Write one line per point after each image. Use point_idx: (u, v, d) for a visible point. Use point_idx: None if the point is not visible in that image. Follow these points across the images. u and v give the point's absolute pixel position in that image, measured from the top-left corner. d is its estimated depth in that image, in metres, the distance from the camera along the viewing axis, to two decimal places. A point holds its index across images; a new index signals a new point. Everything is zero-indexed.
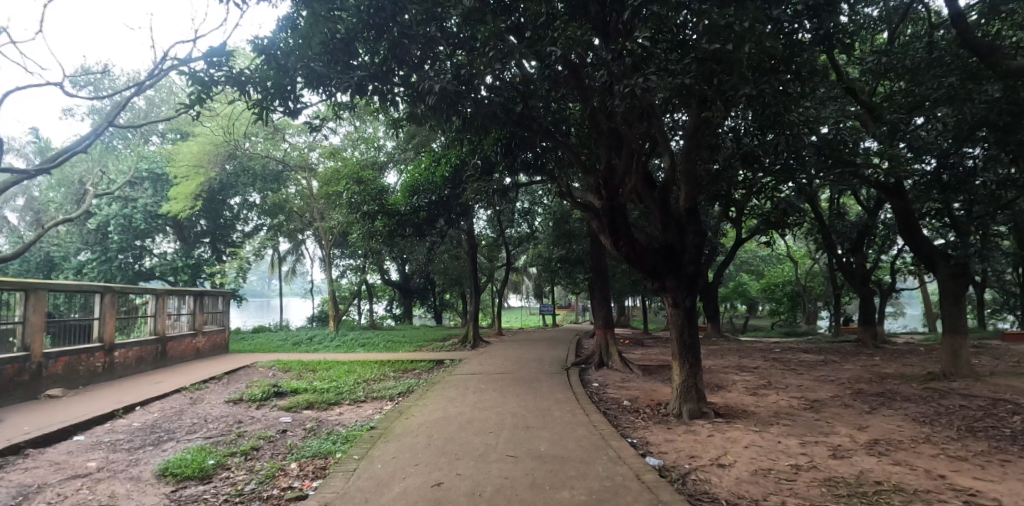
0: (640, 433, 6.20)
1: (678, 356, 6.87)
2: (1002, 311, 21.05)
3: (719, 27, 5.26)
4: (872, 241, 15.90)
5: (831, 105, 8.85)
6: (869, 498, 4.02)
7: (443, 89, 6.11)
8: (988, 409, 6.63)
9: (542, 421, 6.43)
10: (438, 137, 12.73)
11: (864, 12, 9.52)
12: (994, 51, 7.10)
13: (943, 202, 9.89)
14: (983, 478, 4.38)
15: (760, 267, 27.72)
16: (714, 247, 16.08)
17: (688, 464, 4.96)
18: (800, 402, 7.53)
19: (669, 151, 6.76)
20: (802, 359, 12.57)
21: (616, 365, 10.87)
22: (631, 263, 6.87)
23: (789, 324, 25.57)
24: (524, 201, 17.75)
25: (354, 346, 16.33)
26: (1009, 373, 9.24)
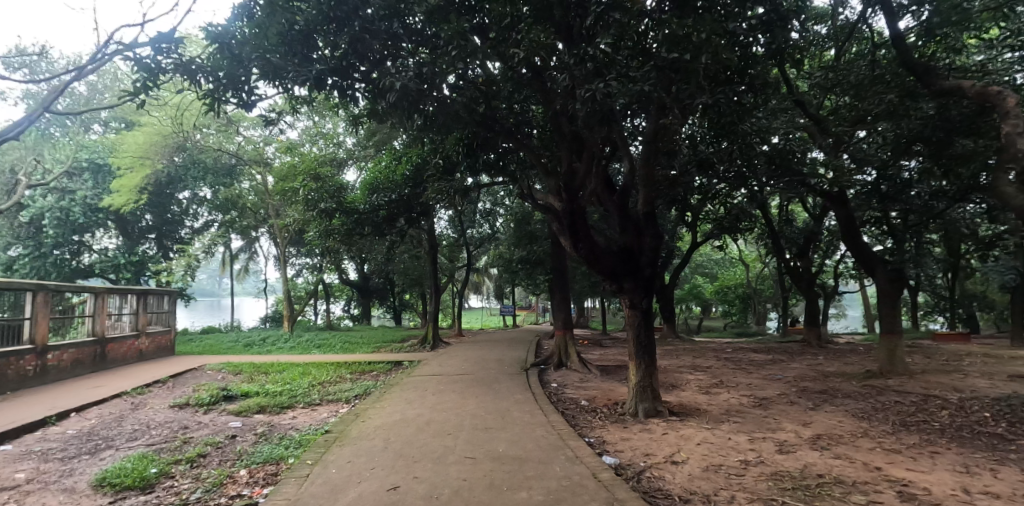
0: (597, 432, 6.27)
1: (635, 356, 6.97)
2: (933, 313, 22.39)
3: (678, 36, 5.44)
4: (818, 246, 16.68)
5: (782, 116, 9.23)
6: (812, 490, 4.20)
7: (404, 85, 5.99)
8: (920, 405, 7.04)
9: (500, 422, 6.42)
10: (399, 135, 12.62)
11: (813, 29, 10.02)
12: (928, 70, 7.77)
13: (881, 212, 10.45)
14: (914, 469, 4.65)
15: (714, 270, 28.63)
16: (670, 250, 16.44)
17: (644, 462, 5.06)
18: (749, 400, 7.79)
19: (628, 155, 6.87)
20: (752, 358, 13.05)
21: (575, 365, 11.00)
22: (589, 265, 6.90)
23: (741, 325, 26.45)
24: (486, 201, 17.77)
25: (310, 348, 15.93)
26: (939, 371, 9.85)
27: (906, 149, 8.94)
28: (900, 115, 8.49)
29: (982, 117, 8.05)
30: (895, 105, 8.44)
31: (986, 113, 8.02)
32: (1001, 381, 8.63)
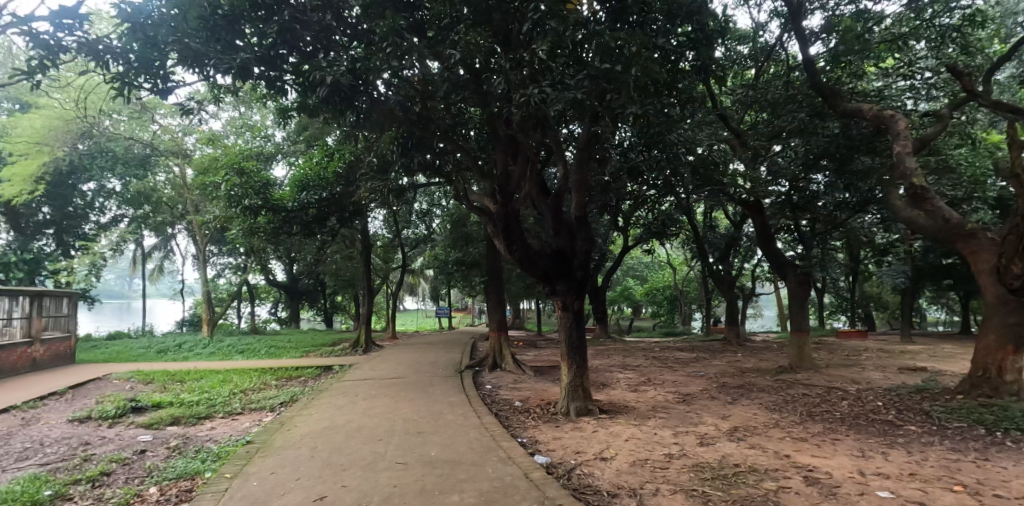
0: (530, 432, 6.32)
1: (567, 357, 7.09)
2: (837, 312, 24.40)
3: (611, 48, 5.67)
4: (738, 251, 17.77)
5: (707, 129, 9.72)
6: (729, 479, 4.45)
7: (336, 81, 5.81)
8: (824, 396, 7.66)
9: (433, 425, 6.34)
10: (333, 130, 12.23)
11: (735, 48, 10.68)
12: (834, 93, 8.46)
13: (793, 220, 11.24)
14: (818, 455, 5.04)
15: (644, 272, 29.77)
16: (603, 253, 16.90)
17: (574, 460, 5.16)
18: (674, 396, 8.14)
19: (562, 160, 7.01)
20: (677, 356, 13.66)
21: (509, 366, 11.08)
22: (522, 267, 6.94)
23: (668, 325, 27.62)
24: (423, 202, 17.59)
25: (231, 353, 15.06)
26: (842, 365, 10.72)
27: (814, 163, 9.68)
28: (809, 131, 9.38)
29: (878, 136, 9.13)
30: (806, 121, 9.26)
31: (881, 134, 9.13)
32: (892, 373, 9.52)
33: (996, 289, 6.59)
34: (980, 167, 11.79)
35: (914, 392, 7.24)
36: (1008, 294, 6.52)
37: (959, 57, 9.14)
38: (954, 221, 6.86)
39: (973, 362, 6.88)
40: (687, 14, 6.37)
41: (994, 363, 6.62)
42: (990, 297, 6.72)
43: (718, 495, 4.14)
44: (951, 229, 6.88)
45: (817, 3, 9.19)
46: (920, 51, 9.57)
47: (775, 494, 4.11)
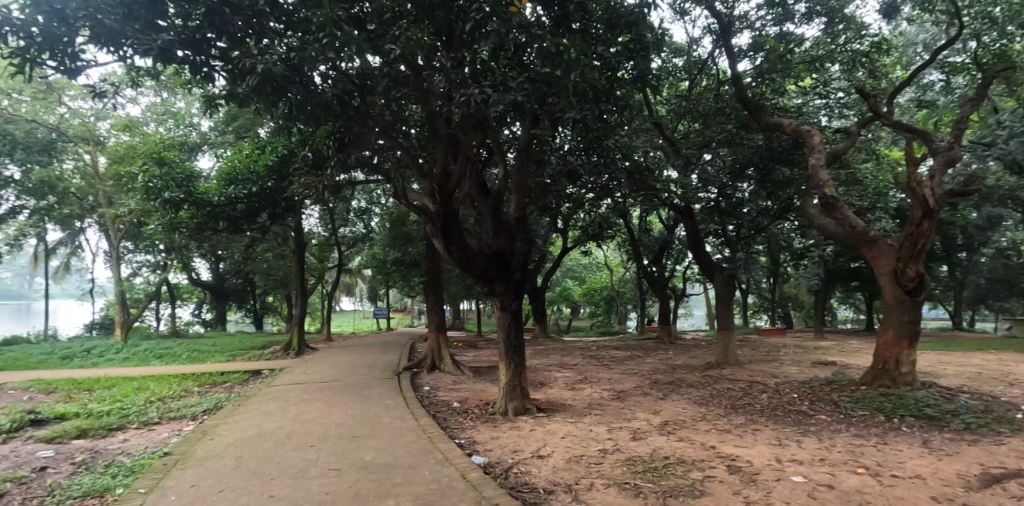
0: (468, 433, 6.30)
1: (505, 357, 7.11)
2: (760, 312, 25.93)
3: (552, 53, 5.79)
4: (671, 253, 18.53)
5: (643, 136, 10.09)
6: (659, 471, 4.61)
7: (268, 69, 5.53)
8: (747, 389, 8.10)
9: (368, 429, 6.19)
10: (265, 122, 11.73)
11: (670, 60, 11.18)
12: (758, 107, 9.01)
13: (720, 225, 11.85)
14: (741, 445, 5.33)
15: (582, 273, 30.42)
16: (542, 254, 17.12)
17: (512, 459, 5.18)
18: (609, 394, 8.36)
19: (502, 161, 7.02)
20: (613, 354, 14.03)
21: (448, 367, 10.99)
22: (461, 268, 6.84)
23: (605, 325, 28.35)
24: (361, 199, 17.19)
25: (149, 358, 14.05)
26: (763, 360, 11.39)
27: (740, 172, 10.25)
28: (737, 143, 10.01)
29: (795, 149, 9.84)
30: (733, 133, 10.02)
31: (799, 147, 9.88)
32: (807, 367, 10.22)
33: (894, 291, 7.21)
34: (884, 180, 12.90)
35: (825, 384, 7.82)
36: (906, 294, 7.13)
37: (867, 81, 9.98)
38: (859, 228, 7.46)
39: (875, 356, 7.48)
40: (625, 24, 6.72)
41: (892, 356, 7.23)
42: (889, 297, 7.31)
43: (650, 487, 4.28)
44: (856, 235, 7.48)
45: (744, 23, 9.77)
46: (834, 73, 10.37)
47: (702, 483, 4.30)
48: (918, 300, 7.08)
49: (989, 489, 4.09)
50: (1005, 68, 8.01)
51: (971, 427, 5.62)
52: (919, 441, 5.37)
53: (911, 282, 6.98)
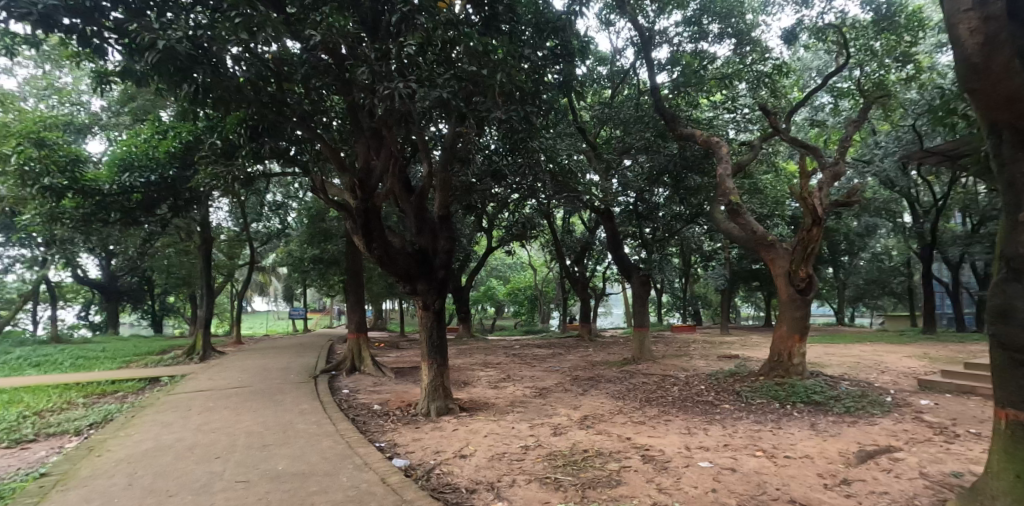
0: (389, 435, 6.15)
1: (427, 357, 7.00)
2: (673, 309, 27.38)
3: (478, 52, 5.80)
4: (592, 254, 19.18)
5: (567, 139, 10.34)
6: (578, 464, 4.75)
7: (170, 47, 5.17)
8: (660, 383, 8.52)
9: (281, 437, 5.89)
10: (168, 105, 10.84)
11: (594, 69, 11.60)
12: (674, 118, 9.52)
13: (638, 228, 12.39)
14: (655, 436, 5.60)
15: (507, 273, 30.66)
16: (466, 253, 17.06)
17: (434, 460, 5.12)
18: (531, 391, 8.48)
19: (426, 158, 6.89)
20: (535, 353, 14.26)
21: (368, 369, 10.68)
22: (382, 266, 6.63)
23: (528, 324, 28.77)
24: (276, 193, 16.35)
25: (23, 367, 12.53)
26: (675, 355, 12.02)
27: (656, 179, 10.77)
28: (653, 150, 10.55)
29: (706, 159, 10.43)
30: (650, 141, 10.55)
31: (708, 157, 10.43)
32: (714, 361, 10.92)
33: (788, 290, 7.86)
34: (781, 190, 14.05)
35: (729, 376, 8.39)
36: (797, 293, 7.81)
37: (769, 99, 10.82)
38: (759, 233, 8.06)
39: (772, 349, 8.10)
40: (552, 29, 6.87)
41: (786, 349, 7.87)
42: (784, 296, 7.96)
43: (569, 480, 4.39)
44: (757, 240, 8.10)
45: (662, 38, 10.29)
46: (741, 90, 11.18)
47: (618, 474, 4.47)
48: (808, 298, 7.78)
49: (864, 464, 4.58)
50: (881, 95, 8.99)
51: (851, 411, 6.28)
52: (808, 424, 5.91)
53: (802, 282, 7.70)
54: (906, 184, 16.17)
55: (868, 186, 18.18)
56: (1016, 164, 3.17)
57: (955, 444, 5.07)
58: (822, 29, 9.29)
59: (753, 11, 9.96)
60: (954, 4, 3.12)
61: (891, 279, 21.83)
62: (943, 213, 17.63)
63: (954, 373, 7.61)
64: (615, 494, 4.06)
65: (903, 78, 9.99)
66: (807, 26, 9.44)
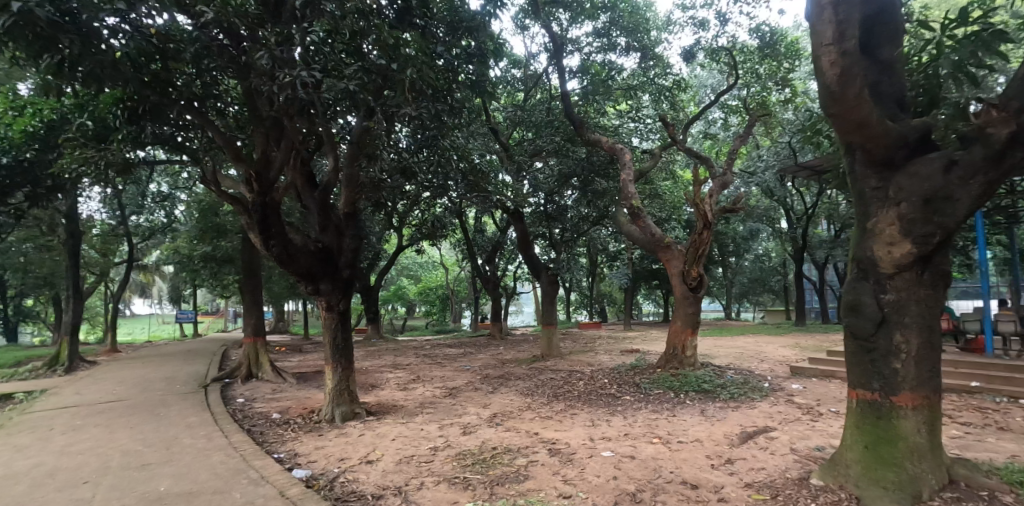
0: (289, 445, 5.82)
1: (331, 360, 6.71)
2: (580, 307, 28.39)
3: (388, 45, 5.65)
4: (503, 253, 19.42)
5: (480, 139, 10.33)
6: (487, 462, 4.78)
7: (29, 10, 4.57)
8: (567, 378, 8.81)
9: (164, 454, 5.38)
10: (26, 78, 9.50)
11: (509, 71, 11.75)
12: (582, 124, 9.85)
13: (547, 229, 12.74)
14: (561, 429, 5.79)
15: (418, 271, 30.23)
16: (375, 252, 16.58)
17: (338, 468, 4.93)
18: (440, 391, 8.41)
19: (331, 152, 6.60)
20: (446, 352, 14.20)
21: (265, 375, 10.03)
22: (281, 265, 6.27)
23: (439, 324, 28.52)
24: (161, 183, 14.91)
25: None
26: (581, 351, 12.48)
27: (565, 182, 11.16)
28: (563, 153, 10.83)
29: (612, 165, 10.93)
30: (560, 145, 10.72)
31: (613, 162, 10.89)
32: (617, 355, 11.47)
33: (681, 288, 8.42)
34: (678, 196, 15.04)
35: (630, 369, 8.84)
36: (690, 291, 8.38)
37: (669, 111, 11.50)
38: (657, 235, 8.59)
39: (668, 343, 8.65)
40: (466, 30, 6.83)
41: (680, 342, 8.45)
42: (678, 293, 8.52)
43: (478, 478, 4.41)
44: (655, 242, 8.61)
45: (574, 46, 10.63)
46: (644, 102, 11.77)
47: (526, 468, 4.56)
48: (698, 295, 8.38)
49: (745, 443, 5.02)
50: (763, 113, 9.92)
51: (734, 397, 6.87)
52: (699, 411, 6.37)
53: (694, 281, 8.24)
54: (783, 194, 17.95)
55: (752, 194, 19.95)
56: (865, 181, 3.69)
57: (819, 422, 5.72)
58: (716, 51, 10.15)
59: (657, 29, 10.59)
60: (816, 37, 3.48)
61: (770, 278, 24.13)
62: (813, 220, 19.73)
63: (820, 360, 8.57)
64: (523, 488, 4.13)
65: (781, 100, 11.07)
66: (703, 46, 10.23)
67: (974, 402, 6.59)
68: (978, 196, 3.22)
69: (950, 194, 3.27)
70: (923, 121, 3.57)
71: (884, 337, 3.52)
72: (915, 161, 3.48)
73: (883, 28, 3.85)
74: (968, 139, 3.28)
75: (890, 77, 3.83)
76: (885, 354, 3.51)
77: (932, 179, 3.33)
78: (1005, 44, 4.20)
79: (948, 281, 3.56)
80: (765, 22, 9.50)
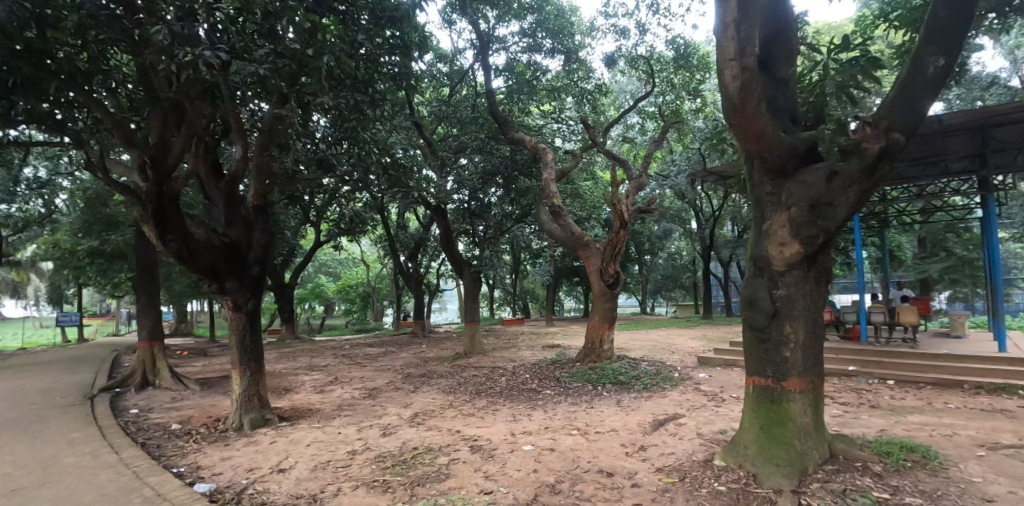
0: (191, 457, 5.41)
1: (239, 363, 6.33)
2: (503, 304, 28.65)
3: (303, 30, 5.40)
4: (427, 251, 19.20)
5: (403, 133, 10.10)
6: (407, 462, 4.72)
7: None
8: (489, 375, 8.86)
9: (41, 476, 4.83)
10: None
11: (434, 65, 11.60)
12: (506, 122, 9.94)
13: (471, 226, 12.72)
14: (483, 425, 5.82)
15: (337, 269, 29.20)
16: (290, 248, 15.78)
17: (246, 479, 4.66)
18: (360, 392, 8.18)
19: (239, 142, 6.20)
20: (366, 352, 13.81)
21: (164, 382, 9.26)
22: (181, 261, 5.82)
23: (360, 323, 27.72)
24: (38, 168, 13.30)
25: None
26: (504, 348, 12.59)
27: (489, 180, 11.24)
28: (487, 150, 10.89)
29: (534, 163, 11.15)
30: (485, 142, 10.79)
31: (536, 161, 11.11)
32: (539, 351, 11.69)
33: (599, 285, 8.71)
34: (597, 196, 15.57)
35: (551, 364, 9.05)
36: (607, 288, 8.69)
37: (590, 114, 11.85)
38: (577, 234, 8.84)
39: (586, 337, 8.93)
40: (389, 19, 6.62)
41: (597, 336, 8.76)
42: (596, 290, 8.81)
43: (398, 480, 4.33)
44: (575, 240, 8.87)
45: (501, 44, 10.66)
46: (567, 104, 12.00)
47: (447, 467, 4.54)
48: (615, 291, 8.70)
49: (656, 431, 5.30)
50: (676, 120, 10.48)
51: (647, 387, 7.23)
52: (614, 402, 6.64)
53: (610, 278, 8.56)
54: (693, 196, 19.07)
55: (666, 196, 21.00)
56: (761, 186, 4.01)
57: (722, 407, 6.15)
58: (635, 58, 10.61)
59: (580, 34, 10.88)
60: (720, 52, 3.70)
61: (681, 275, 25.59)
62: (720, 221, 21.10)
63: (724, 350, 9.21)
64: (444, 487, 4.12)
65: (693, 108, 11.74)
66: (624, 54, 10.65)
67: (851, 384, 7.35)
68: (854, 202, 3.58)
69: (831, 201, 3.62)
70: (810, 134, 3.92)
71: (776, 328, 3.85)
72: (804, 170, 3.82)
73: (779, 47, 4.19)
74: (847, 151, 3.64)
75: (784, 92, 4.18)
76: (777, 344, 3.84)
77: (816, 187, 3.68)
78: (879, 69, 4.72)
79: (830, 277, 3.94)
80: (680, 34, 10.01)
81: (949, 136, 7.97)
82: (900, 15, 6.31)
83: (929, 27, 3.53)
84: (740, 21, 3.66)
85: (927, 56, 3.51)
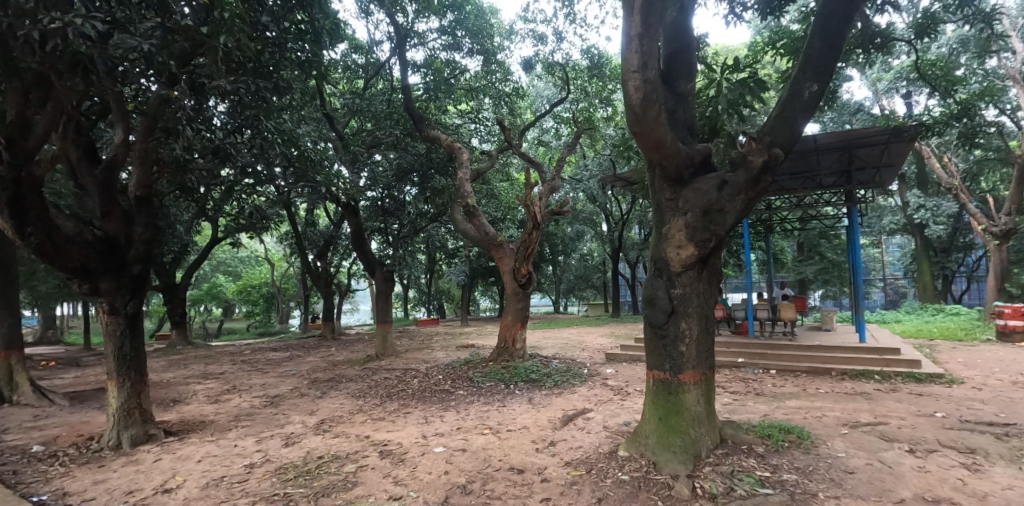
0: (57, 482, 4.83)
1: (115, 372, 5.70)
2: (418, 304, 28.23)
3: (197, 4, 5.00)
4: (337, 249, 18.46)
5: (313, 125, 9.68)
6: (312, 473, 4.51)
7: None
8: (401, 377, 8.68)
9: None
10: None
11: (348, 56, 11.18)
12: (421, 119, 9.81)
13: (384, 224, 12.41)
14: (394, 429, 5.70)
15: (237, 267, 27.34)
16: (181, 244, 14.52)
17: (124, 503, 4.24)
18: (261, 400, 7.70)
19: (120, 125, 5.62)
20: (268, 357, 13.03)
21: (25, 397, 8.17)
22: (45, 258, 5.16)
23: (263, 325, 26.15)
24: None
25: None
26: (416, 349, 12.41)
27: (403, 178, 11.01)
28: (401, 147, 10.66)
29: (449, 163, 11.11)
30: (399, 138, 10.59)
31: (451, 161, 11.07)
32: (452, 351, 11.62)
33: (512, 285, 8.80)
34: (512, 197, 15.76)
35: (464, 365, 9.03)
36: (520, 288, 8.80)
37: (507, 117, 11.97)
38: (490, 234, 8.90)
39: (499, 337, 9.01)
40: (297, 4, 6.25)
41: (510, 335, 8.87)
42: (510, 290, 8.90)
43: (300, 492, 4.14)
44: (488, 240, 8.91)
45: (419, 40, 10.50)
46: (484, 105, 12.00)
47: (355, 475, 4.41)
48: (527, 291, 8.85)
49: (565, 426, 5.46)
50: (589, 126, 10.88)
51: (557, 384, 7.43)
52: (526, 400, 6.75)
53: (523, 278, 8.69)
54: (604, 200, 19.85)
55: (579, 199, 21.72)
56: (661, 193, 4.26)
57: (627, 401, 6.45)
58: (552, 64, 10.84)
59: (499, 36, 10.95)
60: (625, 63, 3.83)
61: (592, 275, 26.55)
62: (628, 224, 22.13)
63: (630, 347, 9.67)
64: (351, 496, 4.00)
65: (604, 115, 12.21)
66: (541, 59, 10.87)
67: (741, 375, 7.99)
68: (741, 209, 3.91)
69: (722, 207, 3.93)
70: (705, 145, 4.22)
71: (673, 324, 4.10)
72: (699, 179, 4.10)
73: (680, 64, 4.47)
74: (736, 162, 3.96)
75: (683, 106, 4.47)
76: (674, 339, 4.09)
77: (708, 193, 3.97)
78: (766, 91, 5.16)
79: (720, 277, 4.27)
80: (594, 45, 10.40)
81: (822, 153, 8.89)
82: (785, 44, 6.95)
83: (806, 55, 3.93)
84: (643, 36, 3.83)
85: (803, 81, 3.91)
